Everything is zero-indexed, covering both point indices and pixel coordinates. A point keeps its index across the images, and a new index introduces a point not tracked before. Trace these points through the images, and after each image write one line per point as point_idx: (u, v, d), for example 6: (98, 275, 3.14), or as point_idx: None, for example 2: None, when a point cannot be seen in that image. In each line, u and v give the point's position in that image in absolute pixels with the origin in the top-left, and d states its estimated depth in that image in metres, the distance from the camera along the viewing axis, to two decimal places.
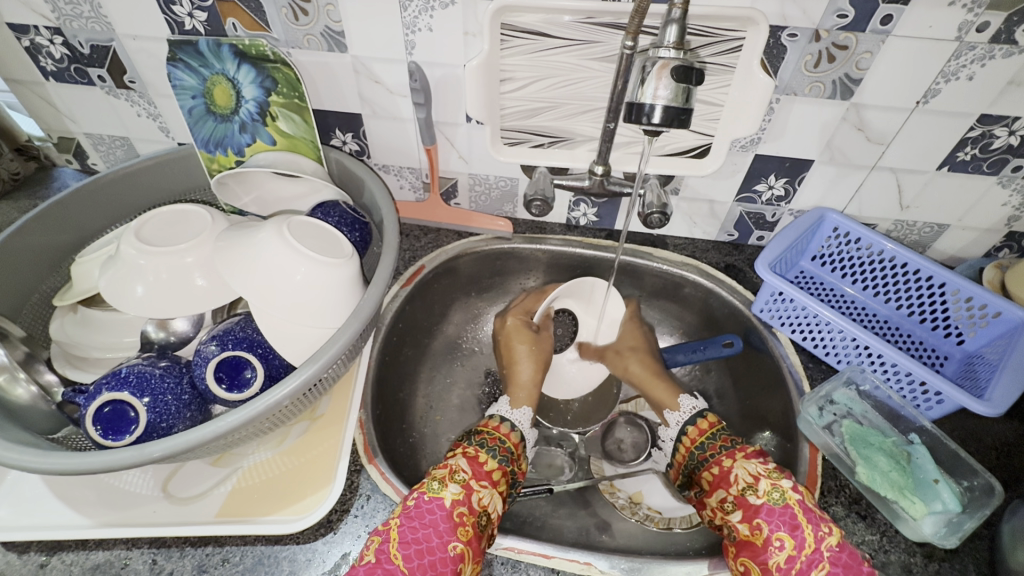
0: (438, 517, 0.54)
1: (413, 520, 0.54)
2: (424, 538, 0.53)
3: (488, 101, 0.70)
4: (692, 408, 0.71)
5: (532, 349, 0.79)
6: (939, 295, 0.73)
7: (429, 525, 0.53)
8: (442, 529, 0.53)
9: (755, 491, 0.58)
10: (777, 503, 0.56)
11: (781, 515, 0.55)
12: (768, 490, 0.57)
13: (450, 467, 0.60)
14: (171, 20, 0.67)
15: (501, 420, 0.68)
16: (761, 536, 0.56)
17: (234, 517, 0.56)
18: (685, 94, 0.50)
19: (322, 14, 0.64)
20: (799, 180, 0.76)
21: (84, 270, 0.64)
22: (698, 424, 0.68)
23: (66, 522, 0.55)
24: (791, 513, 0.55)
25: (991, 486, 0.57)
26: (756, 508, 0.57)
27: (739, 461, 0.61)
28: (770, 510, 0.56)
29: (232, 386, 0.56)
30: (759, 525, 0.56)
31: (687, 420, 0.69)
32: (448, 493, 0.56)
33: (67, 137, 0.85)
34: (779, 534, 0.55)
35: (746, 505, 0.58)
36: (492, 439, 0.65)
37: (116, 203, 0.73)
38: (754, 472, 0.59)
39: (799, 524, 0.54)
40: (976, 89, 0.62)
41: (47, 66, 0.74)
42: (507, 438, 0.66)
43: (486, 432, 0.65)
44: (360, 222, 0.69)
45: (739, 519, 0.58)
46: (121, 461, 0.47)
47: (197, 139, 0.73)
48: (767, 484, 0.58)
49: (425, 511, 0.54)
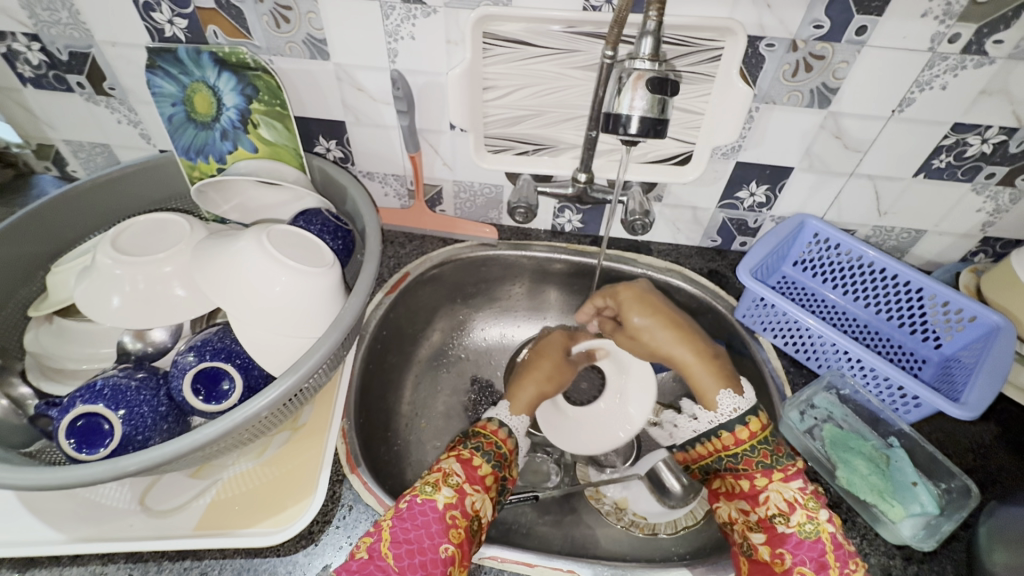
0: (431, 518, 0.54)
1: (405, 521, 0.54)
2: (417, 538, 0.52)
3: (472, 108, 0.70)
4: (733, 410, 0.65)
5: (554, 369, 0.76)
6: (917, 299, 0.74)
7: (421, 526, 0.53)
8: (434, 531, 0.53)
9: (786, 521, 0.58)
10: (808, 536, 0.57)
11: (809, 549, 0.56)
12: (801, 522, 0.57)
13: (443, 471, 0.60)
14: (152, 27, 0.67)
15: (500, 424, 0.67)
16: (782, 565, 0.56)
17: (213, 530, 0.55)
18: (661, 104, 0.51)
19: (304, 21, 0.64)
20: (780, 187, 0.77)
21: (60, 279, 0.63)
22: (736, 432, 0.64)
23: (39, 538, 0.54)
24: (820, 550, 0.56)
25: (967, 489, 0.58)
26: (783, 537, 0.57)
27: (774, 485, 0.60)
28: (799, 543, 0.57)
29: (209, 398, 0.55)
30: (782, 554, 0.57)
31: (727, 422, 0.64)
32: (441, 496, 0.56)
33: (46, 144, 0.83)
34: (802, 568, 0.56)
35: (773, 531, 0.58)
36: (488, 443, 0.64)
37: (94, 211, 0.72)
38: (789, 499, 0.59)
39: (827, 564, 0.55)
40: (949, 98, 0.63)
41: (24, 72, 0.73)
42: (501, 441, 0.65)
43: (483, 435, 0.65)
44: (342, 230, 0.69)
45: (762, 541, 0.58)
46: (94, 475, 0.46)
47: (177, 147, 0.72)
48: (802, 515, 0.58)
49: (418, 512, 0.54)
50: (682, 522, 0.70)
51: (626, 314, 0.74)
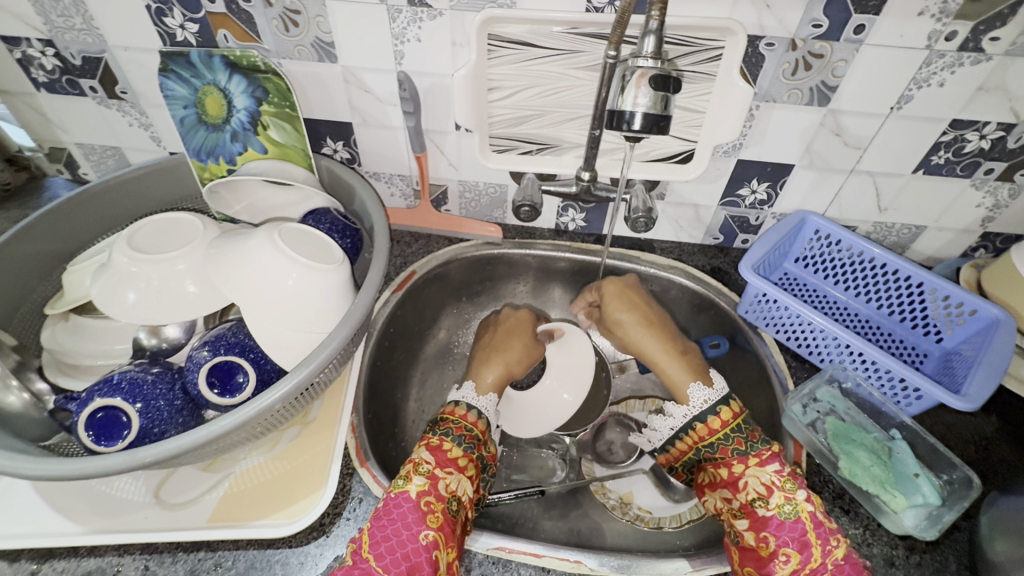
0: (405, 509, 0.55)
1: (382, 519, 0.55)
2: (395, 533, 0.53)
3: (477, 109, 0.71)
4: (704, 402, 0.66)
5: (524, 352, 0.77)
6: (918, 294, 0.75)
7: (396, 520, 0.54)
8: (410, 521, 0.54)
9: (765, 504, 0.59)
10: (788, 517, 0.57)
11: (790, 530, 0.57)
12: (780, 504, 0.58)
13: (414, 461, 0.60)
14: (164, 32, 0.68)
15: (468, 408, 0.67)
16: (767, 548, 0.57)
17: (227, 522, 0.56)
18: (663, 101, 0.52)
19: (313, 25, 0.65)
20: (781, 184, 0.78)
21: (75, 278, 0.65)
22: (709, 422, 0.65)
23: (58, 530, 0.55)
24: (801, 529, 0.57)
25: (969, 479, 0.59)
26: (765, 520, 0.58)
27: (751, 470, 0.61)
28: (781, 525, 0.57)
29: (224, 391, 0.57)
30: (766, 537, 0.57)
31: (701, 413, 0.66)
32: (413, 486, 0.57)
33: (58, 147, 0.85)
34: (786, 549, 0.56)
35: (755, 515, 0.59)
36: (458, 427, 0.65)
37: (107, 212, 0.74)
38: (766, 483, 0.60)
39: (809, 542, 0.56)
40: (947, 95, 0.65)
41: (38, 77, 0.75)
42: (473, 423, 0.66)
43: (452, 421, 0.65)
44: (350, 229, 0.70)
45: (746, 528, 0.59)
46: (113, 466, 0.47)
47: (189, 149, 0.74)
48: (780, 497, 0.59)
49: (392, 506, 0.56)
50: (687, 516, 0.71)
51: (609, 309, 0.77)
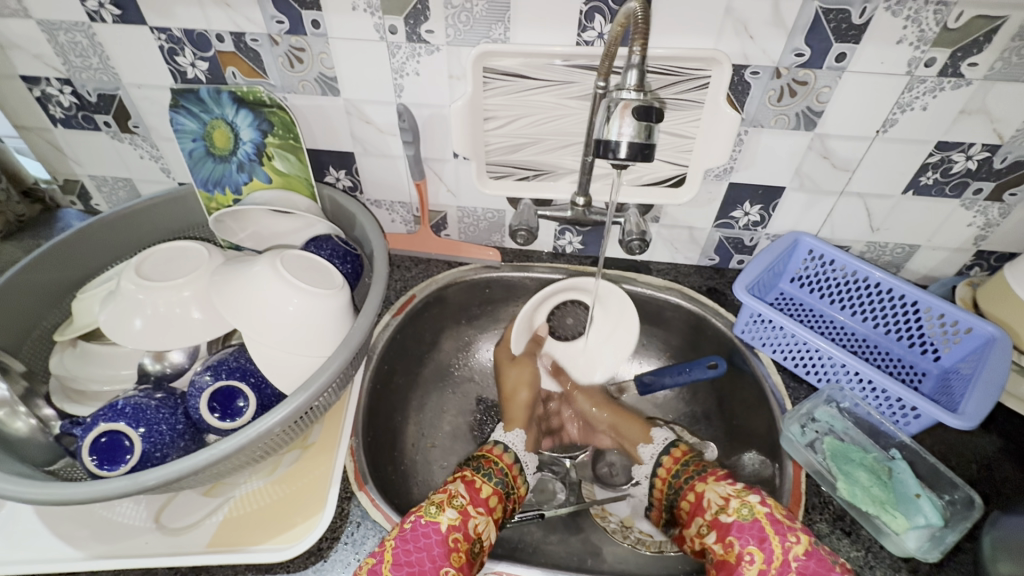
0: (433, 541, 0.56)
1: (408, 543, 0.55)
2: (418, 561, 0.54)
3: (473, 137, 0.73)
4: (665, 440, 0.79)
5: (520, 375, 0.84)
6: (914, 313, 0.75)
7: (423, 549, 0.55)
8: (436, 554, 0.55)
9: (726, 510, 0.61)
10: (746, 518, 0.58)
11: (750, 529, 0.57)
12: (738, 507, 0.60)
13: (449, 492, 0.62)
14: (175, 70, 0.72)
15: (503, 448, 0.75)
16: (733, 553, 0.57)
17: (226, 547, 0.56)
18: (647, 131, 0.53)
19: (316, 62, 0.68)
20: (773, 206, 0.80)
21: (85, 305, 0.67)
22: (672, 453, 0.76)
23: (58, 555, 0.55)
24: (758, 526, 0.57)
25: (971, 499, 0.58)
26: (727, 526, 0.59)
27: (709, 486, 0.65)
28: (741, 527, 0.58)
29: (224, 415, 0.57)
30: (731, 542, 0.58)
31: (662, 451, 0.77)
32: (445, 518, 0.58)
33: (72, 179, 0.88)
34: (749, 548, 0.56)
35: (720, 525, 0.60)
36: (490, 463, 0.70)
37: (117, 240, 0.76)
38: (724, 494, 0.62)
39: (767, 536, 0.56)
40: (930, 118, 0.66)
41: (56, 114, 0.78)
42: (500, 457, 0.72)
43: (484, 456, 0.72)
44: (351, 255, 0.72)
45: (713, 539, 0.60)
46: (115, 490, 0.48)
47: (197, 179, 0.77)
48: (737, 501, 0.61)
49: (421, 534, 0.56)
50: None
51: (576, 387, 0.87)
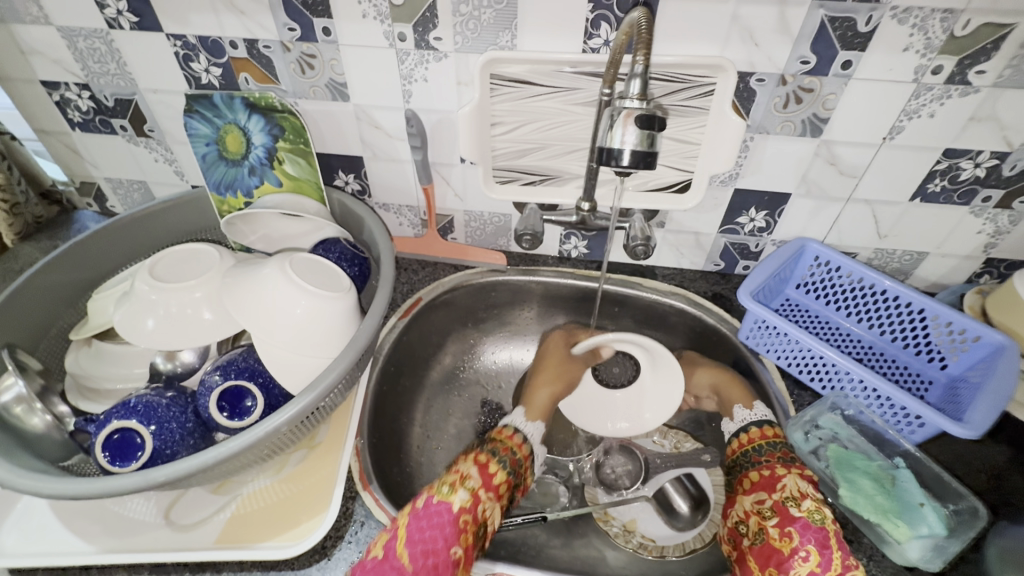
0: (445, 521, 0.56)
1: (421, 520, 0.56)
2: (431, 539, 0.55)
3: (480, 142, 0.74)
4: (762, 413, 0.70)
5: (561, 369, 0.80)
6: (921, 321, 0.75)
7: (435, 527, 0.55)
8: (447, 534, 0.55)
9: (798, 505, 0.58)
10: (816, 522, 0.56)
11: (815, 531, 0.55)
12: (811, 509, 0.57)
13: (461, 473, 0.61)
14: (189, 76, 0.73)
15: (515, 431, 0.70)
16: (789, 544, 0.55)
17: (233, 544, 0.57)
18: (649, 139, 0.54)
19: (327, 68, 0.70)
20: (779, 213, 0.80)
21: (100, 305, 0.68)
22: (763, 428, 0.68)
23: (71, 549, 0.57)
24: (824, 534, 0.55)
25: (977, 509, 0.58)
26: (793, 518, 0.57)
27: (792, 475, 0.60)
28: (806, 525, 0.56)
29: (233, 414, 0.59)
30: (790, 533, 0.56)
31: (752, 421, 0.69)
32: (456, 499, 0.58)
33: (89, 181, 0.91)
34: (808, 547, 0.54)
35: (785, 513, 0.57)
36: (504, 447, 0.66)
37: (132, 241, 0.78)
38: (803, 489, 0.59)
39: (830, 545, 0.54)
40: (938, 125, 0.66)
41: (74, 117, 0.81)
42: (511, 440, 0.68)
43: (499, 441, 0.67)
44: (359, 258, 0.73)
45: (774, 523, 0.57)
46: (126, 485, 0.49)
47: (210, 183, 0.79)
48: (812, 503, 0.58)
49: (433, 513, 0.57)
50: (691, 545, 0.71)
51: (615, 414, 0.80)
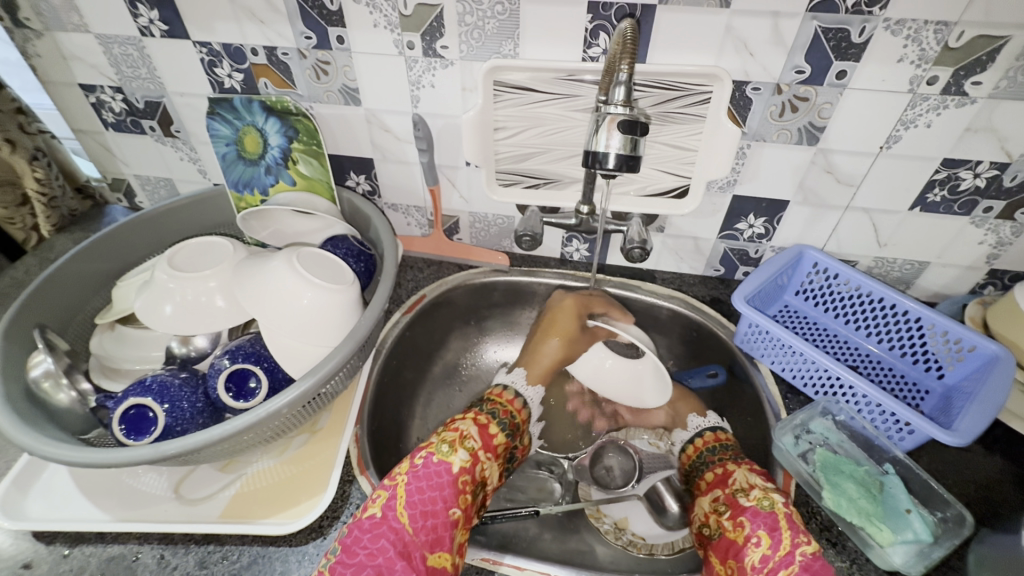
0: (445, 480, 0.59)
1: (422, 480, 0.58)
2: (431, 499, 0.57)
3: (483, 146, 0.77)
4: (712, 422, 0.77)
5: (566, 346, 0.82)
6: (918, 329, 0.75)
7: (436, 487, 0.58)
8: (446, 494, 0.58)
9: (747, 495, 0.61)
10: (764, 508, 0.59)
11: (764, 516, 0.58)
12: (759, 497, 0.60)
13: (461, 432, 0.65)
14: (213, 80, 0.78)
15: (515, 394, 0.76)
16: (742, 533, 0.58)
17: (236, 518, 0.61)
18: (632, 143, 0.56)
19: (340, 74, 0.74)
20: (777, 219, 0.81)
21: (124, 292, 0.73)
22: (712, 434, 0.75)
23: (90, 517, 0.60)
24: (773, 517, 0.58)
25: (963, 517, 0.58)
26: (744, 508, 0.60)
27: (741, 468, 0.66)
28: (756, 512, 0.59)
29: (239, 395, 0.63)
30: (742, 522, 0.59)
31: (701, 429, 0.77)
32: (456, 459, 0.61)
33: (120, 178, 0.97)
34: (758, 532, 0.57)
35: (736, 505, 0.61)
36: (502, 409, 0.72)
37: (155, 234, 0.83)
38: (752, 481, 0.63)
39: (778, 527, 0.56)
40: (935, 135, 0.67)
41: (108, 118, 0.86)
42: (510, 403, 0.74)
43: (498, 403, 0.74)
44: (365, 254, 0.77)
45: (728, 516, 0.61)
46: (139, 456, 0.53)
47: (229, 181, 0.83)
48: (760, 492, 0.61)
49: (434, 473, 0.59)
50: (679, 544, 0.71)
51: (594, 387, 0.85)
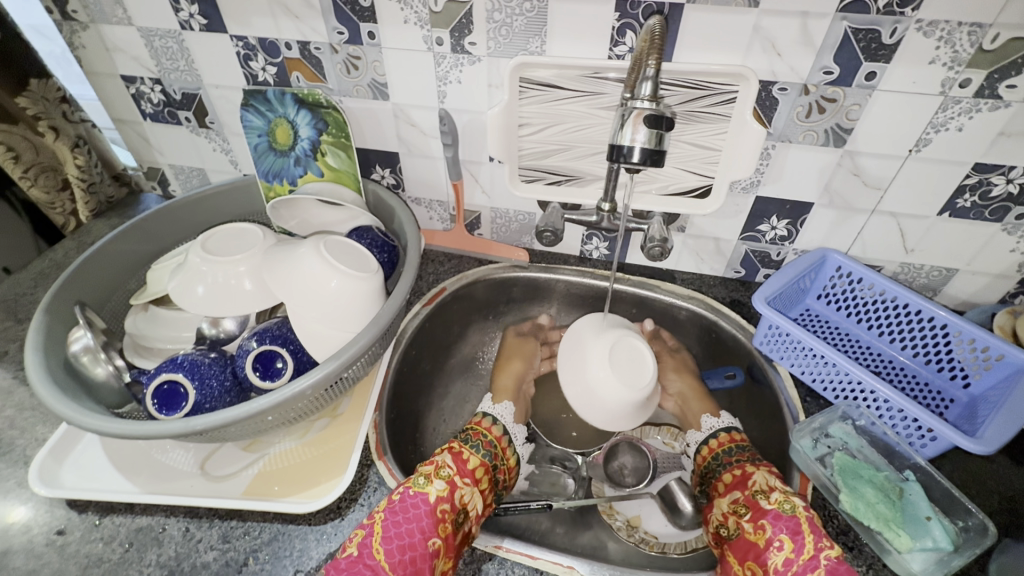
0: (421, 512, 0.59)
1: (397, 515, 0.58)
2: (408, 532, 0.57)
3: (507, 142, 0.78)
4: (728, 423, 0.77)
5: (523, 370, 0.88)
6: (944, 337, 0.73)
7: (412, 520, 0.58)
8: (424, 525, 0.58)
9: (768, 497, 0.61)
10: (786, 511, 0.59)
11: (786, 520, 0.58)
12: (780, 500, 0.60)
13: (436, 465, 0.65)
14: (248, 73, 0.81)
15: (492, 420, 0.77)
16: (763, 536, 0.58)
17: (259, 496, 0.63)
18: (657, 138, 0.57)
19: (370, 69, 0.75)
20: (801, 222, 0.80)
21: (158, 275, 0.76)
22: (719, 437, 0.75)
23: (121, 488, 0.63)
24: (795, 521, 0.57)
25: (985, 527, 0.57)
26: (764, 511, 0.60)
27: (761, 471, 0.66)
28: (778, 515, 0.59)
29: (265, 375, 0.64)
30: (763, 525, 0.59)
31: (712, 433, 0.77)
32: (432, 489, 0.61)
33: (155, 167, 1.00)
34: (780, 535, 0.57)
35: (757, 507, 0.61)
36: (478, 434, 0.73)
37: (188, 220, 0.86)
38: (772, 484, 0.63)
39: (801, 531, 0.56)
40: (966, 139, 0.66)
41: (147, 109, 0.90)
42: (489, 431, 0.75)
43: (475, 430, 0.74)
44: (389, 245, 0.78)
45: (747, 518, 0.61)
46: (170, 430, 0.55)
47: (259, 171, 0.86)
48: (781, 495, 0.61)
49: (410, 505, 0.59)
50: (691, 545, 0.71)
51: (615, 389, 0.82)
